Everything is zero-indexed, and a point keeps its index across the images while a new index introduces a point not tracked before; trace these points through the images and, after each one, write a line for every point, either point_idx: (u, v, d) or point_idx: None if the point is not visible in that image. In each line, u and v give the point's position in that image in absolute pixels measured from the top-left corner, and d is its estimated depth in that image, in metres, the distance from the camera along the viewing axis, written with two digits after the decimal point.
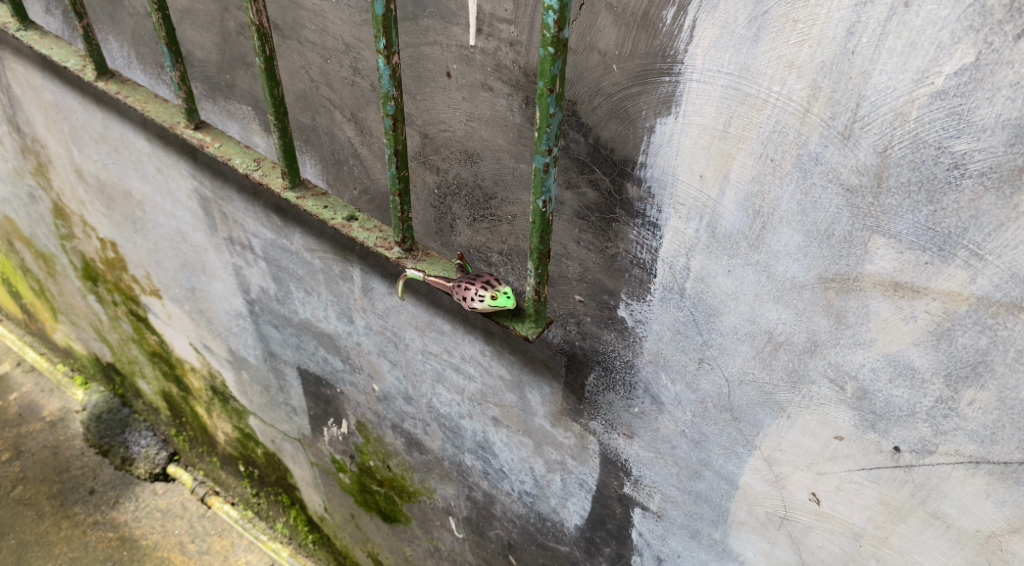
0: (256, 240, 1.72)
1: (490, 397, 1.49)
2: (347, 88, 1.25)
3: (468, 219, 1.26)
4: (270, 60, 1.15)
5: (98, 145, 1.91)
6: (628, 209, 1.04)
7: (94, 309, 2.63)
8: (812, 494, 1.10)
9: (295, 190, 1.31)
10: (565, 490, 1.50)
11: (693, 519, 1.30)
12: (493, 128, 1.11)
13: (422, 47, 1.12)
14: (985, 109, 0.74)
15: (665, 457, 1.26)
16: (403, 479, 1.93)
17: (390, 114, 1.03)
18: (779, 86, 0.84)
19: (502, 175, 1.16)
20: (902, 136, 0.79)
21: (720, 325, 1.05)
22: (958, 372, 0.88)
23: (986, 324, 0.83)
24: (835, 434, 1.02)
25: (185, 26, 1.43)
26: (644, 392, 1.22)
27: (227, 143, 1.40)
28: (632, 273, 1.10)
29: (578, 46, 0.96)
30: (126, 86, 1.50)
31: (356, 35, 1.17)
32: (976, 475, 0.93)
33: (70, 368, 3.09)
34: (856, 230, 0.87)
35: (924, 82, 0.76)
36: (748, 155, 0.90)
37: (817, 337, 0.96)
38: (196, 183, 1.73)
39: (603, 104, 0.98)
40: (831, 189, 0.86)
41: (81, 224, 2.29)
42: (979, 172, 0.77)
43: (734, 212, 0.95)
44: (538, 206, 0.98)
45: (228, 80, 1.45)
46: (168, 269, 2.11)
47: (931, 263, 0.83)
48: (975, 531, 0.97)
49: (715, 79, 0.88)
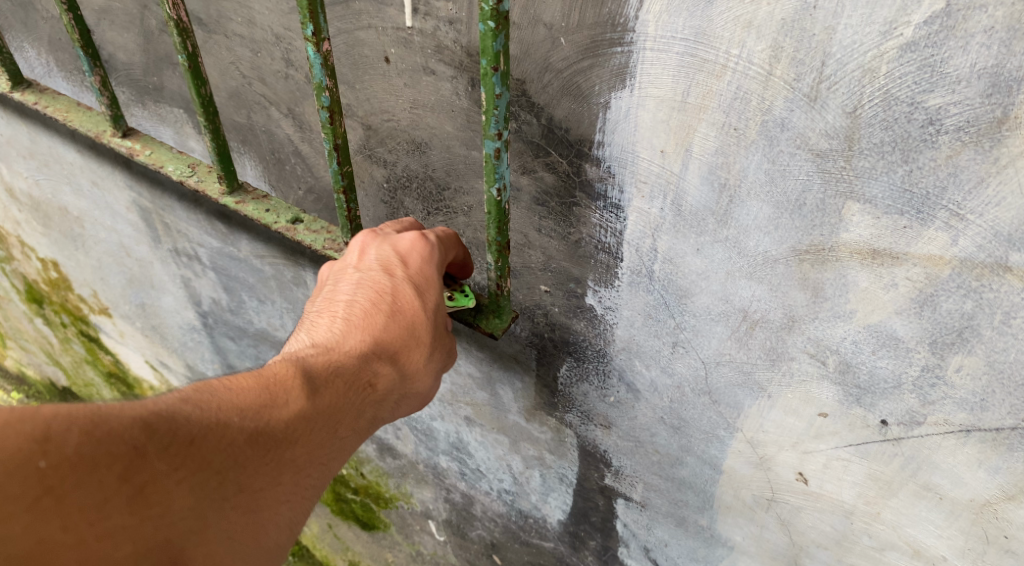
0: (202, 249, 1.63)
1: (461, 396, 1.43)
2: (281, 82, 1.17)
3: (422, 213, 1.19)
4: (194, 57, 1.06)
5: (27, 160, 1.79)
6: (589, 191, 0.99)
7: (43, 332, 2.50)
8: (799, 474, 1.06)
9: (233, 195, 1.23)
10: (545, 486, 1.45)
11: (678, 507, 1.26)
12: (440, 114, 1.05)
13: (357, 32, 1.04)
14: (959, 58, 0.69)
15: (645, 445, 1.22)
16: (378, 485, 1.86)
17: (325, 106, 0.96)
18: (738, 49, 0.78)
19: (453, 165, 1.09)
20: (872, 94, 0.74)
21: (693, 306, 1.00)
22: (943, 339, 0.83)
23: (971, 288, 0.79)
24: (820, 411, 0.98)
25: (104, 27, 1.33)
26: (618, 381, 1.17)
27: (158, 149, 1.30)
28: (598, 259, 1.05)
29: (523, 19, 0.90)
30: (44, 95, 1.39)
31: (285, 25, 1.09)
32: (967, 443, 0.89)
33: (26, 395, 2.88)
34: (829, 197, 0.81)
35: (893, 34, 0.70)
36: (710, 126, 0.84)
37: (794, 311, 0.91)
38: (134, 194, 1.63)
39: (553, 81, 0.92)
40: (800, 155, 0.81)
41: (20, 245, 2.16)
42: (956, 127, 0.72)
43: (699, 187, 0.89)
44: (493, 194, 0.92)
45: (156, 82, 1.36)
46: (114, 285, 2.00)
47: (910, 227, 0.79)
48: (969, 501, 0.93)
49: (670, 46, 0.82)
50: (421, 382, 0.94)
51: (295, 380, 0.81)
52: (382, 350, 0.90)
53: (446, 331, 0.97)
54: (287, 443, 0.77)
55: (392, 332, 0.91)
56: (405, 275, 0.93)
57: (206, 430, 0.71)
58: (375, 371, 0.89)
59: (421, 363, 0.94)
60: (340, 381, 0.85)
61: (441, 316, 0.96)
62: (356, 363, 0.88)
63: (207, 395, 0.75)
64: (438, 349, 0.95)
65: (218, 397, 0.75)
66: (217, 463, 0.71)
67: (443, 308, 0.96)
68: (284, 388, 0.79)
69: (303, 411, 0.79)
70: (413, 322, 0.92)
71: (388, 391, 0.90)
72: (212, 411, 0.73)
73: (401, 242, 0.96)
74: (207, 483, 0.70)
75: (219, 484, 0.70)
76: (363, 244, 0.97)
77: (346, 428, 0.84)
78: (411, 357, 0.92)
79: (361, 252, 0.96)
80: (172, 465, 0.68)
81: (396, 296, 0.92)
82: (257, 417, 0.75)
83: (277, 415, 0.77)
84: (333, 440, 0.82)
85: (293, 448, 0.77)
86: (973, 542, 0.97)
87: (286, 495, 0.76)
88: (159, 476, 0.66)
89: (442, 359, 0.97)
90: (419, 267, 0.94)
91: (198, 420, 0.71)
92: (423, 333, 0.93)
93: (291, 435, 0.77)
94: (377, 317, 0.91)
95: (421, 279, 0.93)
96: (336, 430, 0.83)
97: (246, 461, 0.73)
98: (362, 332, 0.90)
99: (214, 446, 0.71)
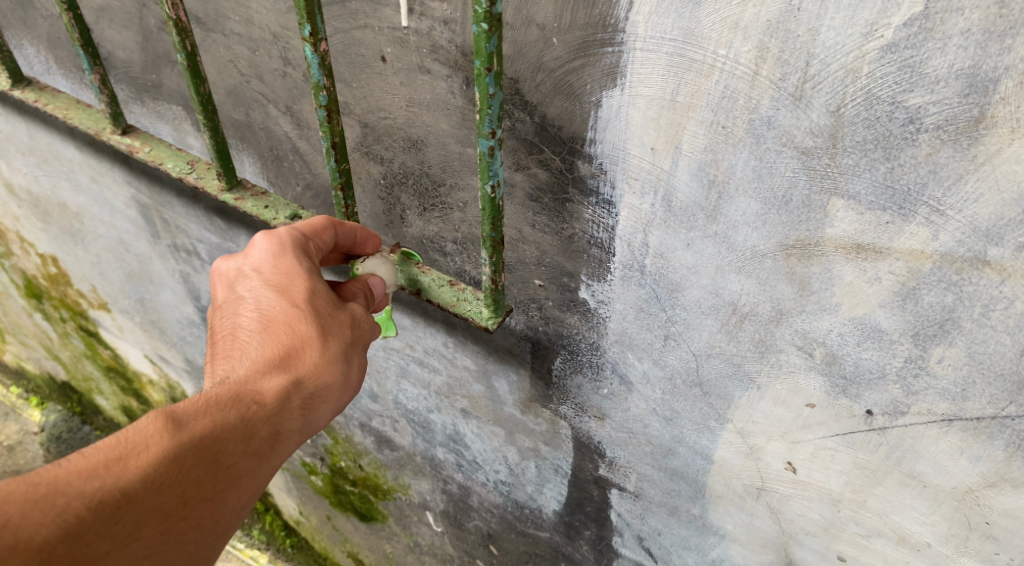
0: (201, 245, 1.65)
1: (458, 388, 1.45)
2: (279, 80, 1.19)
3: (419, 209, 1.21)
4: (193, 56, 1.08)
5: (26, 157, 1.81)
6: (581, 187, 1.01)
7: (42, 328, 2.52)
8: (788, 464, 1.09)
9: (233, 191, 1.25)
10: (541, 477, 1.47)
11: (671, 496, 1.29)
12: (436, 112, 1.07)
13: (353, 32, 1.06)
14: (938, 59, 0.71)
15: (638, 436, 1.24)
16: (376, 477, 1.88)
17: (323, 105, 0.98)
18: (725, 49, 0.80)
19: (449, 162, 1.11)
20: (855, 93, 0.76)
21: (684, 299, 1.02)
22: (925, 330, 0.86)
23: (952, 281, 0.81)
24: (808, 401, 1.01)
25: (103, 26, 1.34)
26: (612, 373, 1.19)
27: (157, 147, 1.32)
28: (590, 254, 1.07)
29: (516, 19, 0.92)
30: (44, 93, 1.41)
31: (282, 24, 1.10)
32: (949, 432, 0.92)
33: (25, 390, 2.89)
34: (814, 193, 0.84)
35: (874, 35, 0.72)
36: (699, 124, 0.86)
37: (782, 305, 0.94)
38: (132, 190, 1.64)
39: (546, 80, 0.94)
40: (786, 152, 0.83)
41: (19, 241, 2.18)
42: (935, 125, 0.74)
43: (688, 183, 0.91)
44: (487, 191, 0.94)
45: (155, 80, 1.38)
46: (113, 281, 2.02)
47: (892, 222, 0.81)
48: (952, 488, 0.96)
49: (659, 46, 0.84)
50: (326, 375, 0.91)
51: (147, 427, 0.81)
52: (263, 365, 0.89)
53: (339, 313, 0.94)
54: (140, 496, 0.77)
55: (270, 345, 0.90)
56: (262, 281, 0.93)
57: (27, 508, 0.72)
58: (259, 389, 0.88)
59: (315, 359, 0.90)
60: (211, 410, 0.84)
61: (322, 304, 0.92)
62: (234, 389, 0.87)
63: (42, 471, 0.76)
64: (334, 335, 0.92)
65: (57, 467, 0.76)
66: (49, 538, 0.72)
67: (325, 295, 0.93)
68: (141, 435, 0.80)
69: (163, 454, 0.80)
70: (289, 325, 0.90)
71: (279, 401, 0.88)
72: (42, 485, 0.74)
73: (256, 253, 0.94)
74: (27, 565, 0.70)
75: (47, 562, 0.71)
76: (222, 267, 0.96)
77: (230, 455, 0.84)
78: (303, 358, 0.90)
79: (224, 282, 0.96)
80: None
81: (262, 308, 0.91)
82: (102, 476, 0.77)
83: (130, 467, 0.78)
84: (215, 471, 0.82)
85: (154, 495, 0.78)
86: (956, 529, 1.00)
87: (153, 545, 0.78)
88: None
89: (345, 341, 0.94)
90: (277, 269, 0.93)
91: (24, 498, 0.73)
92: (304, 332, 0.90)
93: (148, 482, 0.78)
94: (255, 338, 0.91)
95: (280, 278, 0.92)
96: (216, 460, 0.83)
97: (86, 528, 0.74)
98: (245, 358, 0.90)
99: (44, 521, 0.73)
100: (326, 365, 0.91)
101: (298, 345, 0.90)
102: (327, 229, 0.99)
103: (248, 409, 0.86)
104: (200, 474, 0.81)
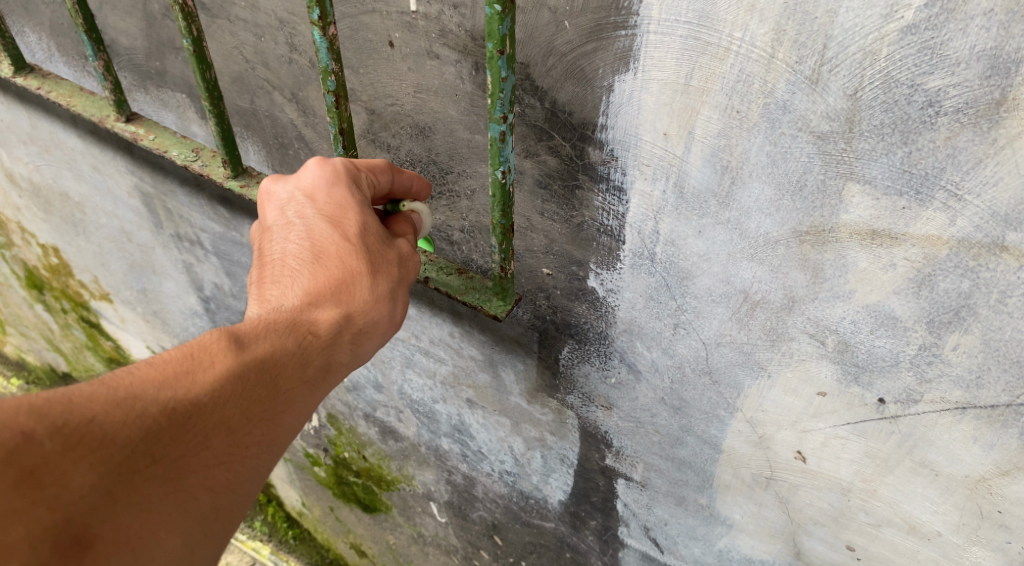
0: (204, 234, 1.64)
1: (463, 378, 1.45)
2: (284, 67, 1.18)
3: (426, 197, 1.20)
4: (198, 42, 1.07)
5: (27, 146, 1.80)
6: (591, 174, 1.00)
7: (43, 319, 2.51)
8: (797, 453, 1.09)
9: (238, 179, 1.23)
10: (546, 467, 1.47)
11: (677, 486, 1.28)
12: (444, 98, 1.06)
13: (361, 17, 1.04)
14: (958, 40, 0.70)
15: (645, 425, 1.24)
16: (380, 468, 1.88)
17: (331, 90, 0.97)
18: (741, 32, 0.79)
19: (457, 149, 1.10)
20: (873, 76, 0.75)
21: (694, 287, 1.01)
22: (940, 317, 0.85)
23: (968, 268, 0.80)
24: (819, 390, 1.00)
25: (106, 12, 1.33)
26: (620, 362, 1.18)
27: (162, 134, 1.31)
28: (600, 242, 1.06)
29: (527, 3, 0.91)
30: (47, 80, 1.40)
31: (289, 9, 1.09)
32: (962, 420, 0.91)
33: (26, 381, 2.89)
34: (829, 178, 0.83)
35: (894, 16, 0.71)
36: (713, 109, 0.85)
37: (794, 292, 0.93)
38: (135, 179, 1.63)
39: (557, 65, 0.93)
40: (801, 137, 0.82)
41: (20, 231, 2.17)
42: (955, 109, 0.73)
43: (701, 169, 0.91)
44: (498, 177, 0.93)
45: (158, 67, 1.36)
46: (116, 271, 2.01)
47: (909, 208, 0.80)
48: (964, 477, 0.96)
49: (674, 29, 0.83)
50: (377, 311, 0.91)
51: (213, 344, 0.80)
52: (316, 296, 0.88)
53: (389, 250, 0.93)
54: (208, 406, 0.76)
55: (321, 278, 0.89)
56: (316, 210, 0.91)
57: (108, 407, 0.72)
58: (313, 319, 0.87)
59: (366, 295, 0.90)
60: (272, 335, 0.84)
61: (372, 240, 0.91)
62: (289, 318, 0.86)
63: (116, 377, 0.75)
64: (384, 272, 0.91)
65: (131, 374, 0.76)
66: (124, 438, 0.71)
67: (376, 231, 0.92)
68: (209, 351, 0.79)
69: (230, 370, 0.79)
70: (340, 259, 0.89)
71: (333, 333, 0.87)
72: (120, 388, 0.73)
73: (307, 182, 0.93)
74: (110, 459, 0.69)
75: (127, 458, 0.70)
76: (272, 196, 0.95)
77: (289, 380, 0.82)
78: (354, 293, 0.89)
79: (275, 206, 0.95)
80: (65, 445, 0.68)
81: (314, 238, 0.90)
82: (174, 384, 0.75)
83: (200, 379, 0.77)
84: (275, 394, 0.81)
85: (220, 409, 0.76)
86: (967, 518, 0.99)
87: (221, 456, 0.75)
88: (51, 456, 0.67)
89: (395, 278, 0.93)
90: (329, 199, 0.91)
91: (100, 399, 0.72)
92: (356, 266, 0.89)
93: (218, 395, 0.77)
94: (304, 269, 0.90)
95: (333, 209, 0.91)
96: (277, 383, 0.81)
97: (159, 431, 0.73)
98: (297, 287, 0.89)
99: (118, 421, 0.71)
100: (376, 301, 0.90)
101: (349, 279, 0.89)
102: (385, 168, 0.97)
103: (304, 338, 0.85)
104: (263, 394, 0.80)
